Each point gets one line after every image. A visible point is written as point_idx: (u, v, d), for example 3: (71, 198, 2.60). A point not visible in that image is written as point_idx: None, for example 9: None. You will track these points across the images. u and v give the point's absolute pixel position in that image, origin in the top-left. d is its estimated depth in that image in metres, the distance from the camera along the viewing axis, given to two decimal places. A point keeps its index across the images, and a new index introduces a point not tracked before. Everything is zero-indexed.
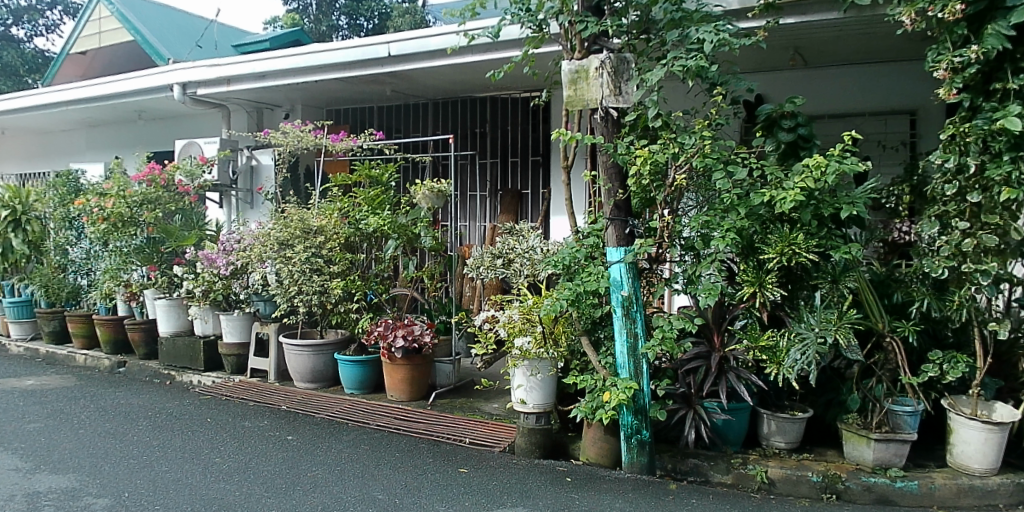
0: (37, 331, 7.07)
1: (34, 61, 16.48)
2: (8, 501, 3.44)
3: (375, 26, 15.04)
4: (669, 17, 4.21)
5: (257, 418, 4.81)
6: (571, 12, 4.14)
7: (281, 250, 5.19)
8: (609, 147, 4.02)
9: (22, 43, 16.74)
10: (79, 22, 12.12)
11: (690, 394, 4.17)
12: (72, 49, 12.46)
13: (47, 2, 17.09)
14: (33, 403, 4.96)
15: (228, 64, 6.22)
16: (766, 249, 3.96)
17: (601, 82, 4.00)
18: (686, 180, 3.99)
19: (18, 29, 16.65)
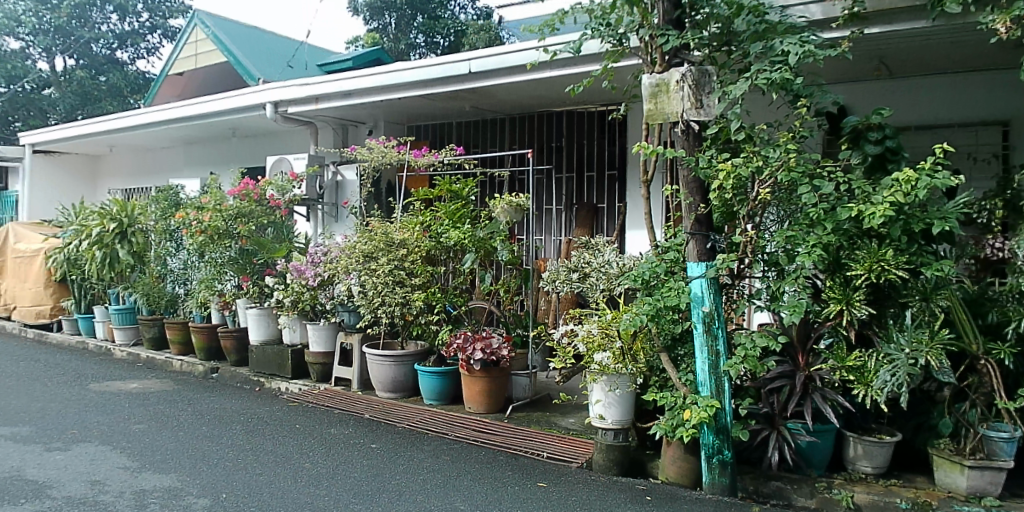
0: (139, 337, 7.40)
1: (136, 83, 17.56)
2: (117, 497, 3.63)
3: (450, 43, 15.20)
4: (751, 29, 4.15)
5: (343, 425, 4.94)
6: (652, 27, 4.11)
7: (366, 263, 5.35)
8: (690, 160, 3.97)
9: (126, 65, 17.81)
10: (178, 46, 12.81)
11: (774, 415, 4.06)
12: (171, 70, 13.19)
13: (149, 27, 17.84)
14: (137, 405, 5.22)
15: (316, 83, 6.45)
16: (854, 265, 3.83)
17: (682, 95, 3.94)
18: (771, 194, 3.89)
19: (124, 53, 17.73)
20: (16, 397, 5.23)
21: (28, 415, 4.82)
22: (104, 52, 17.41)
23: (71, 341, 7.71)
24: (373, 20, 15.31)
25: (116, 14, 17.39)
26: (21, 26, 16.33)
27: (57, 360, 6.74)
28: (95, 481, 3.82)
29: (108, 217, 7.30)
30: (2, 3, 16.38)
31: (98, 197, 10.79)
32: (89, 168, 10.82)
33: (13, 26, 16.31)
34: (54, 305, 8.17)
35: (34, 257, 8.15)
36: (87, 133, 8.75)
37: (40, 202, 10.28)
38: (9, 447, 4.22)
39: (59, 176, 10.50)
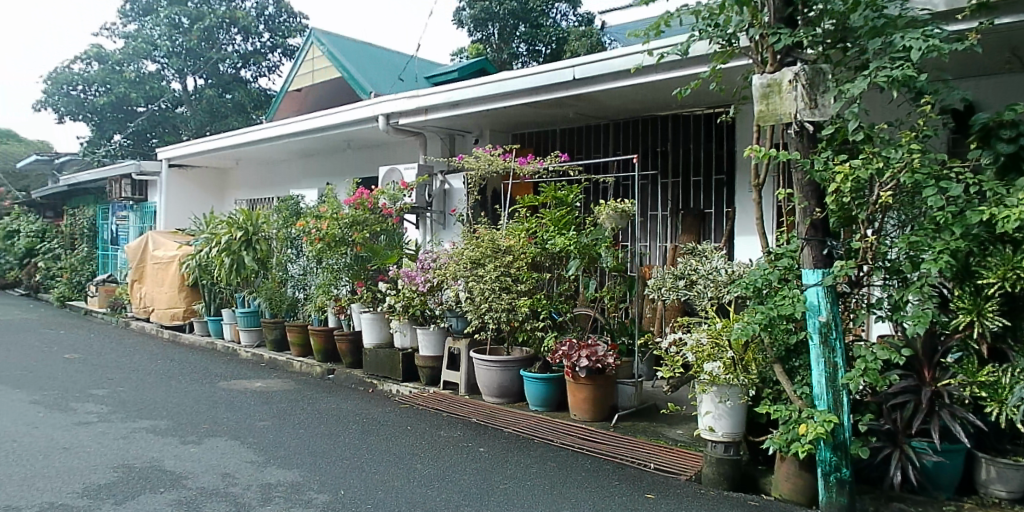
0: (262, 338, 7.83)
1: (258, 99, 18.71)
2: (246, 489, 3.86)
3: (553, 50, 15.31)
4: (869, 25, 3.86)
5: (451, 428, 5.05)
6: (762, 25, 3.99)
7: (473, 269, 5.46)
8: (804, 163, 3.79)
9: (249, 83, 18.98)
10: (296, 63, 13.54)
11: (897, 432, 3.81)
12: (290, 86, 13.97)
13: (270, 46, 19.00)
14: (262, 403, 5.53)
15: (426, 95, 6.65)
16: (985, 273, 3.56)
17: (796, 95, 3.79)
18: (893, 198, 3.62)
19: (247, 72, 18.90)
20: (156, 392, 5.65)
21: (167, 409, 5.20)
22: (230, 71, 18.63)
23: (202, 341, 8.24)
24: (477, 31, 15.57)
25: (240, 36, 18.53)
26: (158, 50, 17.68)
27: (191, 358, 7.23)
28: (225, 473, 4.06)
29: (235, 226, 7.80)
30: (142, 30, 17.87)
31: (225, 208, 11.52)
32: (218, 180, 11.60)
33: (151, 50, 17.69)
34: (186, 308, 8.81)
35: (168, 263, 8.81)
36: (216, 148, 9.36)
37: (176, 212, 11.13)
38: (150, 438, 4.57)
39: (192, 188, 11.32)
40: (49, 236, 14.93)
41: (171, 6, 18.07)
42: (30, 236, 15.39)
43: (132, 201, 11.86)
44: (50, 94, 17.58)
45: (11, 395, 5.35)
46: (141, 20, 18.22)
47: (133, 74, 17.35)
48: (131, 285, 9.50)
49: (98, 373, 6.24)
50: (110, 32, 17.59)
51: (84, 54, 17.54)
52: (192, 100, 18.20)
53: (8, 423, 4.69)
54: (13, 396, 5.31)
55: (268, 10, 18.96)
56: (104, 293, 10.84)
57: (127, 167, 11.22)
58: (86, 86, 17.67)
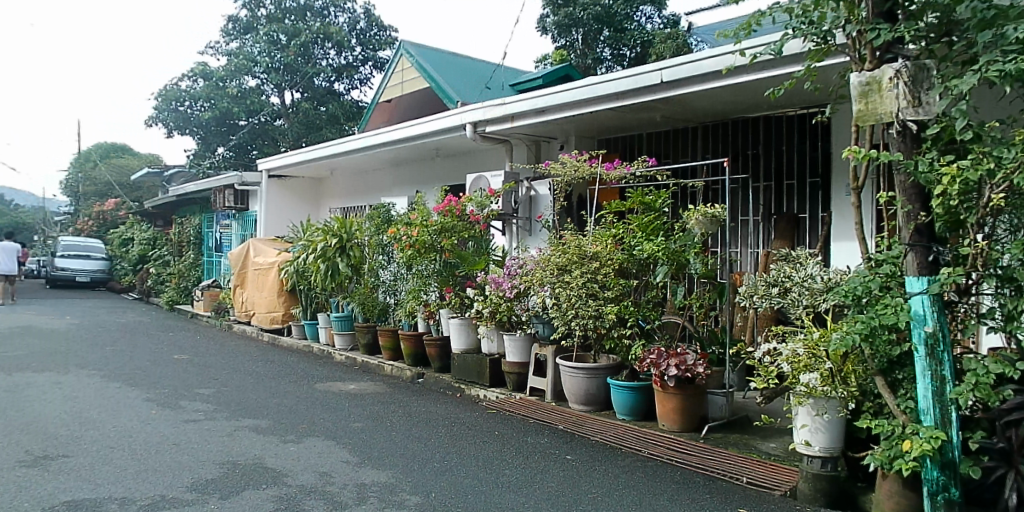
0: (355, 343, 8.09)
1: (351, 111, 19.42)
2: (342, 488, 3.99)
3: (637, 54, 15.19)
4: (977, 17, 3.57)
5: (538, 435, 5.07)
6: (859, 21, 3.80)
7: (560, 275, 5.48)
8: (907, 164, 3.56)
9: (342, 95, 19.70)
10: (386, 75, 13.96)
11: (1011, 451, 3.56)
12: (381, 97, 14.40)
13: (362, 59, 19.70)
14: (356, 405, 5.71)
15: (512, 102, 6.72)
16: None
17: (897, 92, 3.61)
18: (1007, 200, 3.38)
19: (340, 84, 19.59)
20: (257, 393, 5.93)
21: (268, 409, 5.44)
22: (324, 85, 19.38)
23: (299, 344, 8.57)
24: (561, 37, 15.59)
25: (333, 50, 19.21)
26: (258, 66, 18.52)
27: (289, 361, 7.54)
28: (323, 473, 4.21)
29: (330, 233, 8.09)
30: (243, 47, 18.83)
31: (320, 215, 11.99)
32: (314, 190, 12.06)
33: (251, 66, 18.57)
34: (285, 312, 9.19)
35: (268, 270, 9.26)
36: (312, 158, 9.74)
37: (275, 221, 11.64)
38: (254, 437, 4.79)
39: (290, 197, 11.81)
40: (159, 244, 15.92)
41: (269, 24, 18.83)
42: (142, 244, 16.46)
43: (235, 210, 12.49)
44: (160, 110, 18.78)
45: (127, 392, 5.72)
46: (243, 38, 19.17)
47: (235, 89, 18.32)
48: (234, 290, 10.02)
49: (204, 374, 6.59)
50: (213, 50, 18.61)
51: (190, 71, 18.65)
52: (288, 113, 19.00)
53: (124, 418, 5.02)
54: (128, 394, 5.68)
55: (359, 25, 19.60)
56: (207, 297, 11.38)
57: (229, 179, 11.91)
58: (191, 102, 18.77)
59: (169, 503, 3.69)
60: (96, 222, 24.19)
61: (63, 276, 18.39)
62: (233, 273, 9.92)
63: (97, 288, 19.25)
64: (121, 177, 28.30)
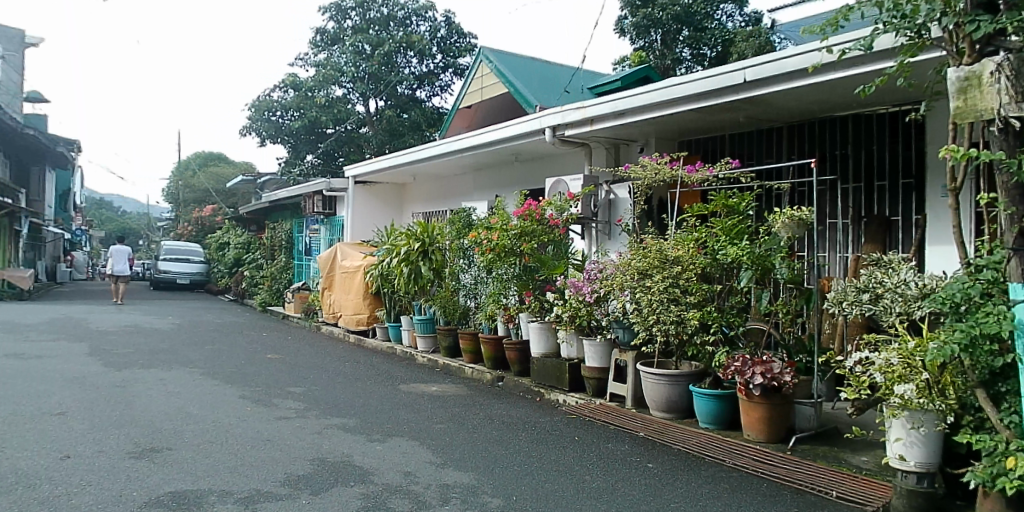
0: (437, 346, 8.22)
1: (431, 117, 19.80)
2: (426, 489, 4.06)
3: (718, 53, 14.84)
4: None
5: (619, 442, 5.03)
6: (958, 13, 3.60)
7: (641, 280, 5.40)
8: (1010, 164, 3.35)
9: (424, 102, 20.09)
10: (466, 81, 14.15)
11: None
12: (461, 103, 14.62)
13: (442, 66, 20.05)
14: (438, 406, 5.82)
15: (592, 104, 6.71)
16: None
17: (998, 88, 3.41)
18: None
19: (422, 92, 19.97)
20: (344, 393, 6.13)
21: (355, 409, 5.60)
22: (406, 92, 19.81)
23: (383, 346, 8.77)
24: (639, 38, 15.40)
25: (415, 58, 19.62)
26: (345, 75, 19.08)
27: (374, 362, 7.75)
28: (408, 472, 4.31)
29: (413, 238, 8.27)
30: (330, 58, 19.47)
31: (404, 220, 12.30)
32: (398, 195, 12.36)
33: (338, 76, 19.17)
34: (370, 315, 9.45)
35: (355, 273, 9.57)
36: (395, 165, 10.00)
37: (361, 226, 11.97)
38: (342, 435, 4.95)
39: (375, 203, 12.14)
40: (253, 248, 16.70)
41: (355, 35, 19.34)
42: (238, 248, 17.30)
43: (324, 215, 12.96)
44: (254, 120, 19.70)
45: (225, 389, 6.02)
46: (330, 49, 19.70)
47: (323, 99, 19.00)
48: (322, 293, 10.40)
49: (296, 373, 6.86)
50: (303, 61, 19.32)
51: (281, 82, 19.42)
52: (373, 121, 19.49)
53: (223, 414, 5.29)
54: (226, 391, 5.97)
55: (440, 32, 19.93)
56: (298, 300, 11.82)
57: (319, 185, 12.48)
58: (283, 112, 19.53)
59: (264, 497, 3.85)
60: (195, 227, 25.56)
61: (165, 278, 19.54)
62: (322, 277, 10.29)
63: (196, 289, 20.35)
64: (218, 184, 29.80)
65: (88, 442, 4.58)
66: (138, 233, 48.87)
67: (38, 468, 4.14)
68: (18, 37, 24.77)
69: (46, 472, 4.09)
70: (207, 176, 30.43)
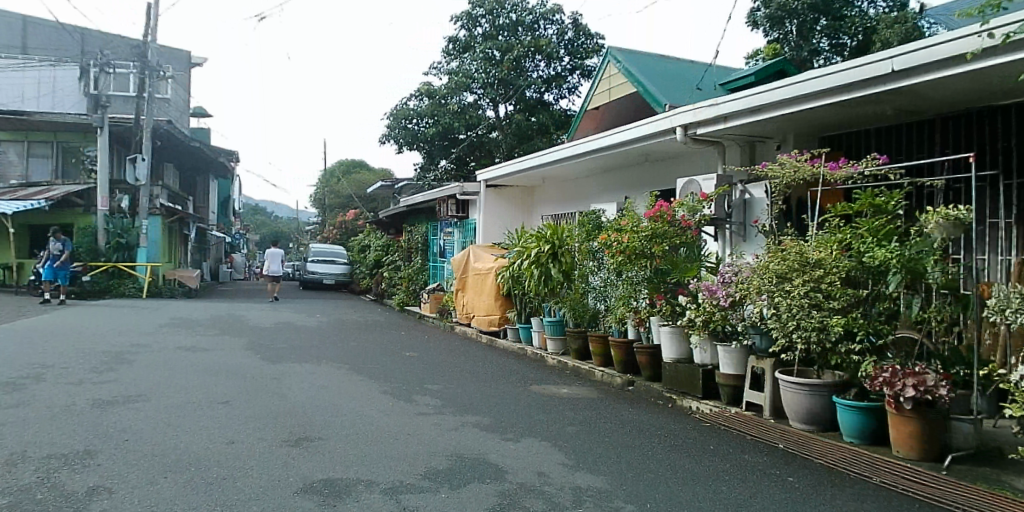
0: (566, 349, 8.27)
1: (558, 120, 19.91)
2: (560, 490, 4.10)
3: (860, 42, 13.91)
4: None
5: (756, 453, 4.85)
6: None
7: (780, 284, 5.19)
8: None
9: (551, 105, 20.23)
10: (593, 82, 14.13)
11: None
12: (589, 105, 14.59)
13: (570, 68, 20.10)
14: (570, 408, 5.85)
15: (725, 102, 6.49)
16: None
17: None
18: None
19: (550, 95, 20.09)
20: (478, 391, 6.29)
21: (489, 408, 5.74)
22: (534, 96, 20.01)
23: (513, 347, 8.94)
24: (773, 30, 14.74)
25: (543, 62, 19.80)
26: (476, 81, 19.54)
27: (506, 362, 7.92)
28: (541, 472, 4.37)
29: (544, 240, 8.38)
30: (461, 65, 20.04)
31: (533, 222, 12.45)
32: (526, 198, 12.51)
33: (470, 83, 19.71)
34: (502, 316, 9.67)
35: (486, 274, 9.85)
36: (523, 168, 10.15)
37: (492, 229, 12.24)
38: (476, 433, 5.09)
39: (505, 206, 12.36)
40: (391, 251, 17.52)
41: (485, 41, 19.74)
42: (377, 250, 18.22)
43: (456, 218, 13.39)
44: (391, 128, 20.67)
45: (368, 385, 6.36)
46: (461, 57, 20.24)
47: (456, 106, 19.66)
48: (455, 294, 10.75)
49: (433, 371, 7.13)
50: (436, 70, 20.00)
51: (416, 91, 20.20)
52: (504, 125, 19.83)
53: (367, 408, 5.58)
54: (369, 386, 6.30)
55: (567, 35, 19.98)
56: (432, 300, 12.28)
57: (451, 190, 12.81)
58: (417, 120, 20.32)
59: (406, 489, 4.03)
60: (340, 232, 27.30)
61: (312, 278, 20.90)
62: (455, 278, 10.63)
63: (340, 288, 21.61)
64: (358, 190, 31.47)
65: (247, 429, 4.98)
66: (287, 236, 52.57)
67: (206, 451, 4.54)
68: (185, 57, 27.26)
69: (214, 455, 4.48)
70: (349, 182, 32.28)
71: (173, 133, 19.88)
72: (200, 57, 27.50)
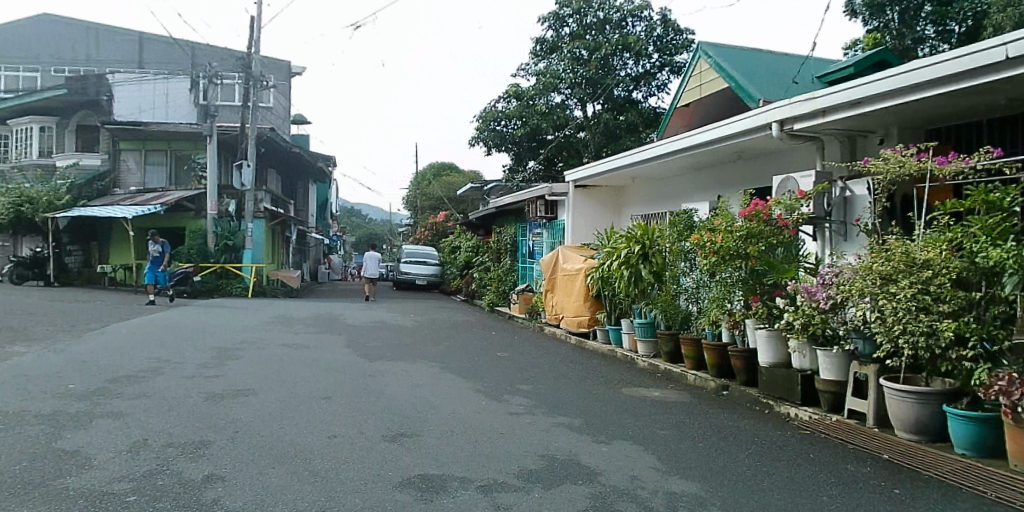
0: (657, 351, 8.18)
1: (647, 118, 19.63)
2: (653, 495, 4.05)
3: (970, 28, 12.99)
4: None
5: (860, 463, 4.65)
6: None
7: (884, 286, 4.95)
8: None
9: (641, 104, 19.95)
10: (684, 78, 13.80)
11: None
12: (680, 101, 14.22)
13: (659, 65, 19.77)
14: (662, 412, 5.78)
15: (823, 94, 6.23)
16: None
17: None
18: None
19: (638, 93, 19.82)
20: (570, 393, 6.31)
21: (580, 409, 5.74)
22: (623, 95, 19.76)
23: (603, 348, 8.91)
24: (873, 19, 14.04)
25: (632, 59, 19.56)
26: (564, 82, 19.56)
27: (597, 364, 7.90)
28: (634, 476, 4.33)
29: (633, 241, 8.18)
30: (548, 66, 20.10)
31: (622, 222, 12.36)
32: (615, 197, 12.42)
33: (557, 83, 19.71)
34: (591, 317, 9.66)
35: (575, 275, 9.83)
36: (612, 168, 10.09)
37: (581, 229, 12.21)
38: (567, 434, 5.11)
39: (594, 207, 12.33)
40: (481, 251, 17.80)
41: (572, 41, 19.67)
42: (468, 251, 18.61)
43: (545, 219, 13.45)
44: (481, 131, 20.97)
45: (461, 383, 6.48)
46: (548, 58, 20.32)
47: (544, 107, 19.73)
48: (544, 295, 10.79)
49: (524, 371, 7.20)
50: (524, 71, 20.13)
51: (504, 93, 20.40)
52: (592, 125, 19.75)
53: (461, 407, 5.69)
54: (462, 385, 6.42)
55: (656, 31, 19.64)
56: (522, 300, 12.40)
57: (540, 191, 12.86)
58: (506, 122, 20.54)
59: (501, 487, 4.09)
60: (432, 233, 28.02)
61: (404, 278, 21.49)
62: (544, 278, 10.67)
63: (430, 288, 22.06)
64: (448, 192, 32.03)
65: (347, 424, 5.17)
66: (381, 237, 54.30)
67: (309, 444, 4.75)
68: (285, 67, 28.53)
69: (315, 448, 4.68)
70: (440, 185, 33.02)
71: (275, 140, 20.89)
72: (300, 66, 28.77)
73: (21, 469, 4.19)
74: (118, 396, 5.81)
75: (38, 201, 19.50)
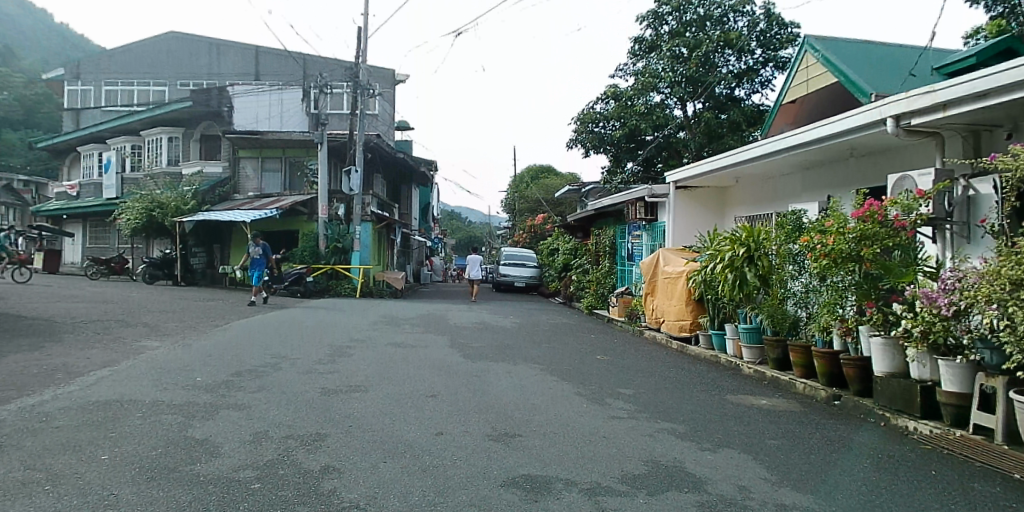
0: (763, 357, 7.96)
1: (749, 115, 19.09)
2: (762, 505, 3.97)
3: None
4: None
5: (988, 483, 4.38)
6: None
7: (1015, 291, 4.61)
8: None
9: (743, 101, 19.44)
10: (790, 73, 13.28)
11: None
12: (785, 99, 13.70)
13: (762, 61, 19.17)
14: (771, 421, 5.63)
15: (943, 86, 5.86)
16: None
17: None
18: None
19: (741, 90, 19.28)
20: (674, 399, 6.25)
21: (685, 416, 5.67)
22: (724, 92, 19.24)
23: (705, 354, 8.75)
24: (997, 5, 13.12)
25: (734, 56, 19.04)
26: (662, 81, 19.27)
27: (701, 370, 7.78)
28: (742, 486, 4.26)
29: (737, 243, 8.07)
30: (647, 65, 19.86)
31: (726, 224, 12.07)
32: (719, 198, 12.13)
33: (656, 82, 19.44)
34: (693, 321, 9.47)
35: (675, 279, 9.72)
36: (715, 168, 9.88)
37: (683, 231, 12.02)
38: (671, 440, 5.07)
39: (697, 208, 12.10)
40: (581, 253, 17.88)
41: (671, 39, 19.35)
42: (567, 252, 18.82)
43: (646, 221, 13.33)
44: (578, 132, 20.92)
45: (565, 386, 6.53)
46: (647, 57, 20.09)
47: (643, 107, 19.49)
48: (644, 298, 10.74)
49: (626, 375, 7.18)
50: (622, 72, 19.98)
51: (603, 94, 20.30)
52: (692, 124, 19.38)
53: (563, 409, 5.75)
54: (565, 388, 6.48)
55: (760, 26, 19.03)
56: (621, 303, 12.38)
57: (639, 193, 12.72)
58: (604, 123, 20.41)
59: (606, 491, 4.11)
60: (531, 236, 28.44)
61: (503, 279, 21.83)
62: (644, 281, 10.62)
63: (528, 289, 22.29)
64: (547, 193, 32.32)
65: (453, 423, 5.33)
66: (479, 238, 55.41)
67: (417, 441, 4.93)
68: (390, 75, 29.51)
69: (422, 444, 4.85)
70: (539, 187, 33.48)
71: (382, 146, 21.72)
72: (403, 73, 29.70)
73: (159, 454, 4.56)
74: (241, 389, 6.21)
75: (168, 205, 21.17)
